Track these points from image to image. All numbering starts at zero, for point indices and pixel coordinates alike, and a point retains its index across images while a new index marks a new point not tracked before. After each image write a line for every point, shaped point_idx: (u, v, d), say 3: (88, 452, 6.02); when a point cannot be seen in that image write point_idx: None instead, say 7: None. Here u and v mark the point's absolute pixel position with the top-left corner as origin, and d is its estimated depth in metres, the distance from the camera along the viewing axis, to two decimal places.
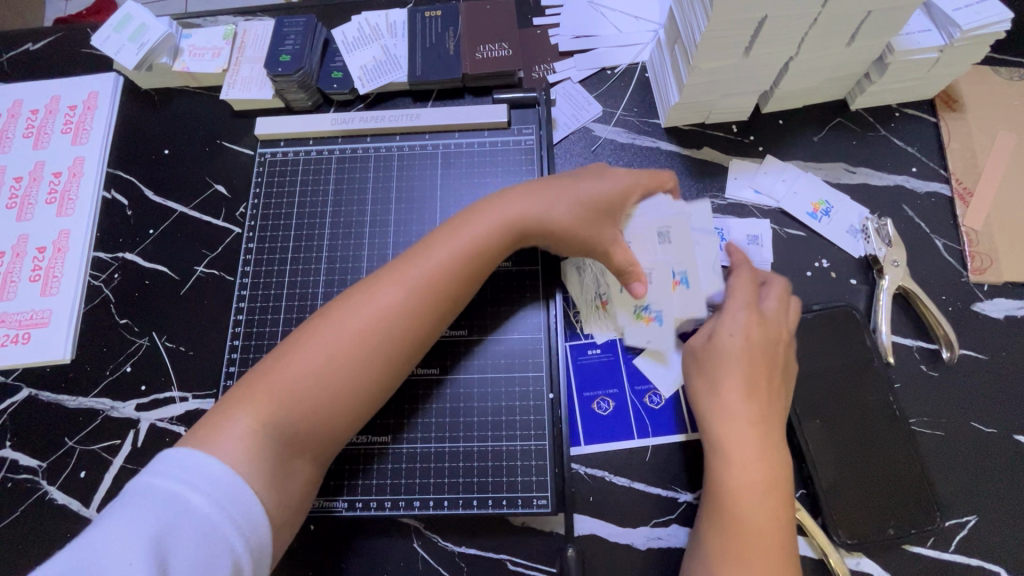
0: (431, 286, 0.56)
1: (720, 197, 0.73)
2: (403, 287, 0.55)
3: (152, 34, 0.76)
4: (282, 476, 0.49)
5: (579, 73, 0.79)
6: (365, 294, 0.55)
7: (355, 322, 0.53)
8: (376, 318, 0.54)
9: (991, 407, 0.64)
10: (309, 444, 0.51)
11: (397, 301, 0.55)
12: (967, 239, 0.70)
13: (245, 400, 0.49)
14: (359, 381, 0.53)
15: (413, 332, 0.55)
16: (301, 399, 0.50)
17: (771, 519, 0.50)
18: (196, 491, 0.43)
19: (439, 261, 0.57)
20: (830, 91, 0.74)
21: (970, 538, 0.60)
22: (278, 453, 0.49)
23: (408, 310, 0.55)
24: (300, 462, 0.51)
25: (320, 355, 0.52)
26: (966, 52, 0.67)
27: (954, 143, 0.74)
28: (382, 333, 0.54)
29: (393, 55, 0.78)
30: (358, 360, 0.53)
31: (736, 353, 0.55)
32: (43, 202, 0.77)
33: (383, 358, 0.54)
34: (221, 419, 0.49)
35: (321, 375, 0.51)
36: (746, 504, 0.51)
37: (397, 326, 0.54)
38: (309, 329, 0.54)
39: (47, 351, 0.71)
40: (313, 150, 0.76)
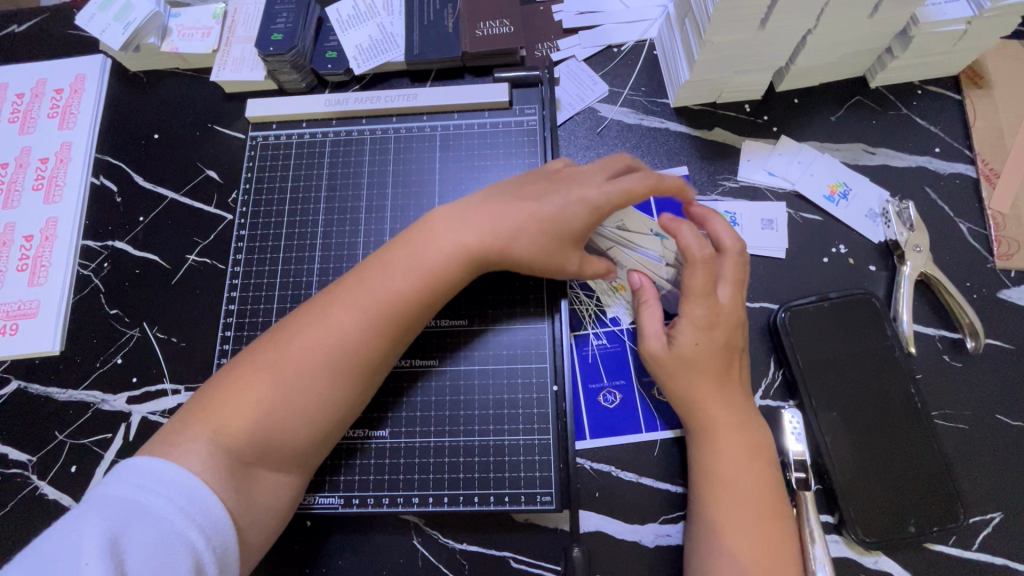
0: (389, 301, 0.54)
1: (732, 180, 0.70)
2: (360, 299, 0.54)
3: (138, 12, 0.73)
4: (246, 484, 0.50)
5: (584, 50, 0.76)
6: (322, 311, 0.53)
7: (307, 343, 0.52)
8: (327, 338, 0.52)
9: (1018, 399, 0.61)
10: (272, 459, 0.51)
11: (355, 317, 0.53)
12: (993, 223, 0.66)
13: (206, 414, 0.50)
14: (312, 403, 0.51)
15: (371, 351, 0.53)
16: (260, 421, 0.50)
17: (761, 496, 0.53)
18: (153, 494, 0.44)
19: (397, 275, 0.55)
20: (849, 67, 0.70)
21: (994, 536, 0.58)
22: (238, 463, 0.49)
23: (360, 330, 0.53)
24: (267, 466, 0.51)
25: (276, 376, 0.51)
26: (996, 24, 0.63)
27: (980, 122, 0.70)
28: (335, 358, 0.52)
29: (390, 33, 0.75)
30: (312, 383, 0.51)
31: (701, 348, 0.55)
32: (29, 189, 0.75)
33: (336, 379, 0.52)
34: (180, 434, 0.49)
35: (275, 398, 0.51)
36: (737, 489, 0.53)
37: (354, 344, 0.52)
38: (265, 346, 0.53)
39: (35, 342, 0.69)
40: (306, 133, 0.73)
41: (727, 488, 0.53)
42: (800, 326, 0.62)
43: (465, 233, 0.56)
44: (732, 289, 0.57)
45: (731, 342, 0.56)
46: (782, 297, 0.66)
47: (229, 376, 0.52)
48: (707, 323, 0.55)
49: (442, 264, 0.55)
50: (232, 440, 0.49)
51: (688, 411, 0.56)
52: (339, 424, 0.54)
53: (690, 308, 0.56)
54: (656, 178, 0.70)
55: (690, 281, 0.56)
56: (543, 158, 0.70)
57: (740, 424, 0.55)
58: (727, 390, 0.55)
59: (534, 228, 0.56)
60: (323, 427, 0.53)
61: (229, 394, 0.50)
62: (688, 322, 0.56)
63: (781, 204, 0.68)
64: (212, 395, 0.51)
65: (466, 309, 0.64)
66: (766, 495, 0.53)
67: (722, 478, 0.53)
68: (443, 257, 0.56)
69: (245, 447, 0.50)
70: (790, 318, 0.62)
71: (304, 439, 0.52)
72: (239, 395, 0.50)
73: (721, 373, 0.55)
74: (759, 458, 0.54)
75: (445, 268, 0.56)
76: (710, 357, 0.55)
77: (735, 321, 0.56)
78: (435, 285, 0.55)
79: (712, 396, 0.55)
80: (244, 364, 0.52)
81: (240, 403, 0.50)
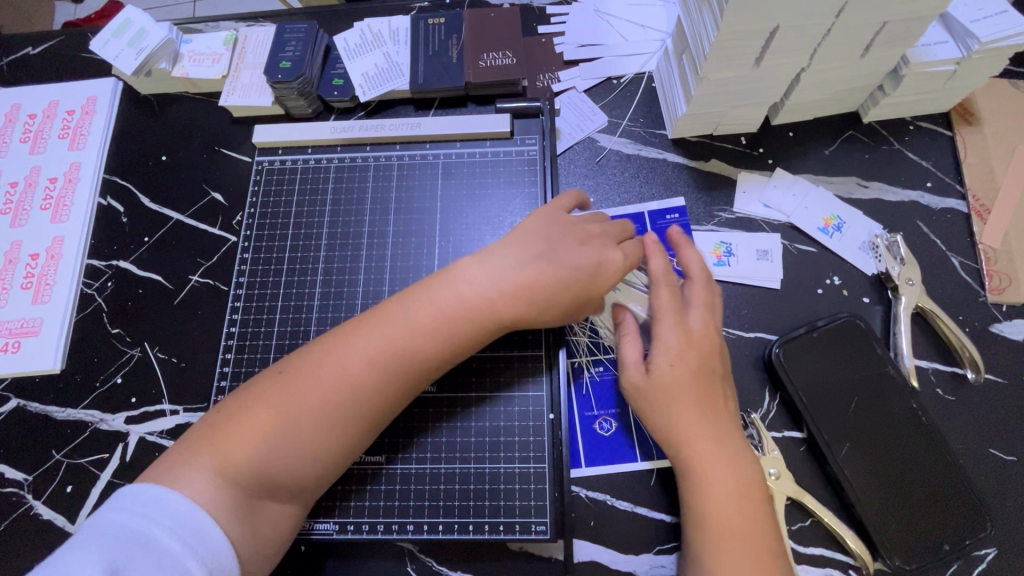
0: (406, 350, 0.54)
1: (728, 211, 0.71)
2: (374, 341, 0.54)
3: (151, 39, 0.75)
4: (251, 515, 0.50)
5: (585, 82, 0.78)
6: (335, 350, 0.54)
7: (318, 386, 0.52)
8: (338, 382, 0.53)
9: (1011, 433, 0.62)
10: (278, 493, 0.52)
11: (369, 361, 0.53)
12: (984, 257, 0.67)
13: (211, 445, 0.50)
14: (319, 446, 0.52)
15: (385, 395, 0.54)
16: (267, 456, 0.50)
17: (751, 522, 0.52)
18: (158, 526, 0.45)
19: (414, 320, 0.55)
20: (843, 103, 0.72)
21: (991, 571, 0.58)
22: (244, 496, 0.49)
23: (374, 377, 0.53)
24: (273, 499, 0.52)
25: (289, 414, 0.51)
26: (984, 65, 0.65)
27: (970, 158, 0.71)
28: (345, 403, 0.52)
29: (395, 62, 0.77)
30: (323, 425, 0.52)
31: (670, 377, 0.55)
32: (38, 208, 0.76)
33: (344, 423, 0.52)
34: (183, 464, 0.49)
35: (285, 436, 0.51)
36: (721, 518, 0.52)
37: (367, 388, 0.53)
38: (277, 381, 0.53)
39: (36, 360, 0.69)
40: (311, 158, 0.75)
41: (718, 529, 0.52)
42: (794, 360, 0.62)
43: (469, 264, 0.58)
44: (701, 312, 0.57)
45: (706, 364, 0.55)
46: (775, 328, 0.66)
47: (238, 409, 0.52)
48: (681, 349, 0.55)
49: (451, 300, 0.56)
50: (238, 474, 0.49)
51: (674, 446, 0.55)
52: (344, 465, 0.55)
53: (661, 332, 0.56)
54: (654, 209, 0.72)
55: (659, 301, 0.57)
56: (543, 186, 0.71)
57: (730, 460, 0.53)
58: (711, 416, 0.54)
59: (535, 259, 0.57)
60: (329, 468, 0.53)
61: (238, 428, 0.50)
62: (660, 348, 0.55)
63: (776, 236, 0.70)
64: (219, 425, 0.51)
65: None
66: (759, 529, 0.52)
67: (711, 518, 0.52)
68: (456, 296, 0.56)
69: (251, 480, 0.50)
70: (785, 353, 0.63)
71: (309, 478, 0.52)
72: (247, 430, 0.50)
73: (704, 407, 0.54)
74: (750, 490, 0.53)
75: (452, 302, 0.56)
76: (687, 390, 0.54)
77: (709, 347, 0.56)
78: (449, 327, 0.56)
79: (698, 431, 0.54)
80: (252, 398, 0.52)
81: (250, 438, 0.50)
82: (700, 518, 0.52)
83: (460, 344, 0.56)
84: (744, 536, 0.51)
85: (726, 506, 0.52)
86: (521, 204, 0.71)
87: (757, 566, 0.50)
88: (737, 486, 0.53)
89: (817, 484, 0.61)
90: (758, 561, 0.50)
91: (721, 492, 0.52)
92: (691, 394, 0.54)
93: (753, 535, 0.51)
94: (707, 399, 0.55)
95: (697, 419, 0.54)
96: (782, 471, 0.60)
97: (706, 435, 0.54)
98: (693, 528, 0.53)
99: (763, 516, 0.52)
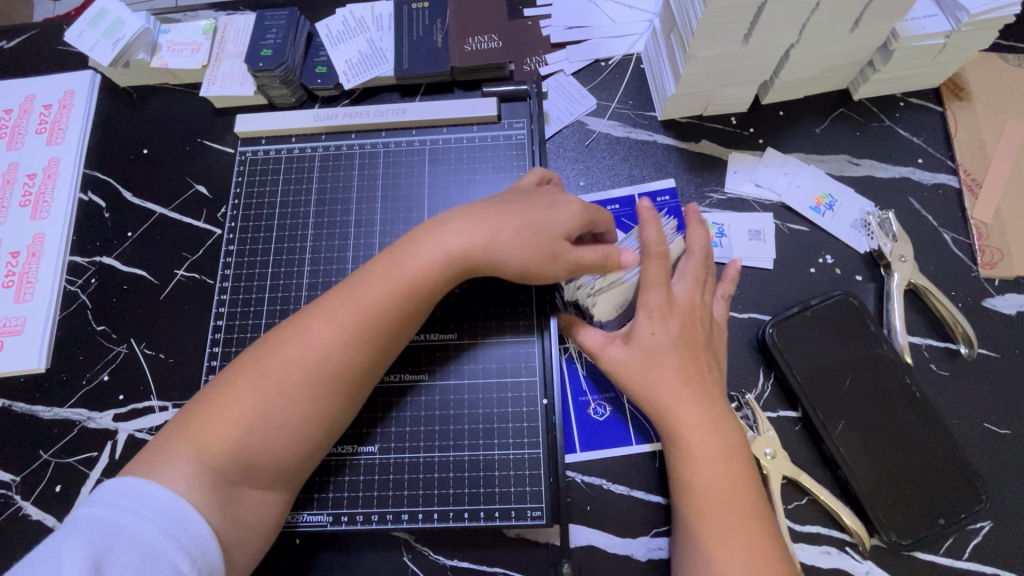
0: (367, 313, 0.53)
1: (719, 192, 0.71)
2: (339, 316, 0.53)
3: (128, 28, 0.73)
4: (233, 502, 0.49)
5: (572, 65, 0.77)
6: (301, 325, 0.53)
7: (284, 357, 0.52)
8: (303, 351, 0.52)
9: (1004, 407, 0.62)
10: (261, 475, 0.51)
11: (335, 334, 0.52)
12: (977, 233, 0.67)
13: (187, 430, 0.49)
14: (291, 416, 0.51)
15: (353, 368, 0.53)
16: (244, 440, 0.49)
17: (740, 497, 0.51)
18: (141, 519, 0.44)
19: (374, 288, 0.54)
20: (833, 80, 0.71)
21: (985, 545, 0.58)
22: (222, 483, 0.49)
23: (341, 343, 0.52)
24: (253, 484, 0.51)
25: (260, 395, 0.50)
26: (974, 37, 0.64)
27: (961, 134, 0.71)
28: (312, 371, 0.51)
29: (379, 48, 0.75)
30: (295, 401, 0.51)
31: (651, 347, 0.55)
32: (17, 205, 0.74)
33: (314, 390, 0.51)
34: (164, 454, 0.48)
35: (258, 417, 0.50)
36: (711, 494, 0.51)
37: (334, 363, 0.52)
38: (247, 365, 0.52)
39: (20, 360, 0.68)
40: (296, 148, 0.73)
41: (706, 493, 0.51)
42: (787, 339, 0.62)
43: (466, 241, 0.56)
44: (690, 280, 0.57)
45: (689, 331, 0.55)
46: (769, 308, 0.66)
47: (213, 396, 0.51)
48: (663, 314, 0.55)
49: (422, 276, 0.55)
50: (218, 462, 0.49)
51: (657, 414, 0.54)
52: (325, 441, 0.54)
53: (645, 298, 0.56)
54: (644, 191, 0.71)
55: (644, 271, 0.56)
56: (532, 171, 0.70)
57: (713, 426, 0.53)
58: (699, 390, 0.54)
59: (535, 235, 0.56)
60: (308, 444, 0.52)
61: (212, 412, 0.50)
62: (644, 312, 0.55)
63: (768, 215, 0.69)
64: (195, 413, 0.50)
65: (455, 323, 0.64)
66: (744, 491, 0.52)
67: (698, 484, 0.52)
68: (417, 262, 0.55)
69: (231, 463, 0.49)
70: (778, 332, 0.62)
71: (289, 454, 0.51)
72: (221, 415, 0.50)
73: (684, 370, 0.54)
74: (738, 463, 0.52)
75: (433, 282, 0.55)
76: (668, 353, 0.54)
77: (689, 313, 0.56)
78: (412, 292, 0.55)
79: (682, 406, 0.53)
80: (223, 383, 0.52)
81: (225, 422, 0.49)
82: (686, 485, 0.52)
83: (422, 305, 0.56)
84: (733, 500, 0.51)
85: (713, 470, 0.52)
86: None
87: (747, 540, 0.50)
88: (725, 450, 0.52)
89: (812, 462, 0.61)
90: (748, 532, 0.50)
91: (706, 456, 0.52)
92: (671, 356, 0.54)
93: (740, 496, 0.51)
94: (689, 362, 0.55)
95: (679, 388, 0.54)
96: (777, 450, 0.59)
97: (693, 408, 0.53)
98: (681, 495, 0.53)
99: (750, 479, 0.52)
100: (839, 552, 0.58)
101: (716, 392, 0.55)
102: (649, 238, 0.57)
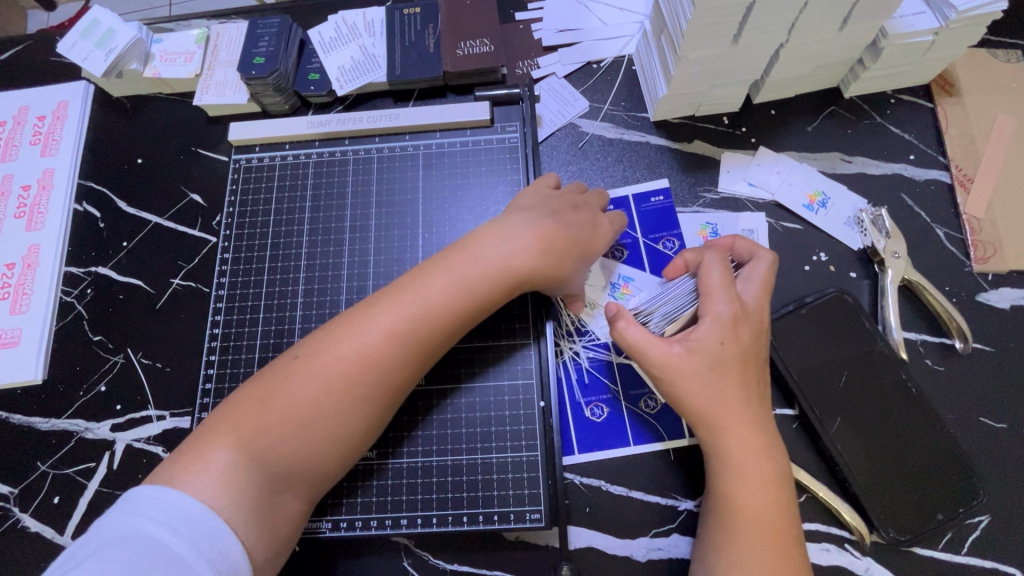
0: (424, 322, 0.53)
1: (712, 191, 0.71)
2: (389, 321, 0.53)
3: (121, 39, 0.73)
4: (270, 513, 0.49)
5: (564, 67, 0.77)
6: (355, 330, 0.53)
7: (339, 364, 0.51)
8: (359, 359, 0.52)
9: (1000, 401, 0.62)
10: (297, 481, 0.51)
11: (385, 340, 0.52)
12: (969, 228, 0.67)
13: (231, 433, 0.49)
14: (336, 425, 0.51)
15: (402, 376, 0.53)
16: (287, 444, 0.50)
17: (777, 508, 0.51)
18: (168, 532, 0.43)
19: (432, 298, 0.54)
20: (824, 78, 0.72)
21: (984, 539, 0.58)
22: (263, 491, 0.49)
23: (394, 354, 0.52)
24: (293, 493, 0.51)
25: (308, 398, 0.51)
26: (962, 34, 0.64)
27: (952, 129, 0.71)
28: (365, 380, 0.52)
29: (372, 54, 0.75)
30: (344, 406, 0.51)
31: (718, 356, 0.52)
32: (11, 216, 0.74)
33: (364, 401, 0.52)
34: (200, 455, 0.48)
35: (305, 420, 0.50)
36: (753, 504, 0.51)
37: (384, 370, 0.52)
38: (294, 366, 0.52)
39: (17, 371, 0.68)
40: (289, 155, 0.73)
41: (747, 503, 0.51)
42: (783, 338, 0.62)
43: (500, 247, 0.56)
44: (759, 288, 0.56)
45: (754, 343, 0.54)
46: None
47: (258, 399, 0.51)
48: (733, 321, 0.53)
49: (472, 282, 0.55)
50: (253, 468, 0.49)
51: (707, 427, 0.53)
52: (364, 447, 0.54)
53: (715, 303, 0.54)
54: (637, 192, 0.71)
55: (710, 276, 0.55)
56: (525, 174, 0.70)
57: (762, 438, 0.52)
58: (753, 404, 0.53)
59: (553, 237, 0.57)
60: (352, 449, 0.53)
61: (260, 416, 0.50)
62: (711, 318, 0.53)
63: (762, 214, 0.69)
64: (240, 412, 0.51)
65: None
66: (783, 504, 0.51)
67: (739, 497, 0.51)
68: (475, 269, 0.55)
69: (268, 470, 0.49)
70: (774, 331, 0.63)
71: (328, 463, 0.52)
72: (268, 416, 0.50)
73: (744, 385, 0.53)
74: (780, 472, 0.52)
75: (478, 290, 0.55)
76: (731, 366, 0.52)
77: (758, 321, 0.55)
78: (462, 303, 0.55)
79: (738, 417, 0.52)
80: (271, 383, 0.52)
81: (274, 424, 0.50)
82: (730, 494, 0.51)
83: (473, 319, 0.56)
84: (772, 515, 0.50)
85: (755, 483, 0.51)
86: (504, 192, 0.70)
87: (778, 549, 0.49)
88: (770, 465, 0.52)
89: (811, 460, 0.61)
90: (779, 540, 0.49)
91: (751, 470, 0.51)
92: (733, 370, 0.53)
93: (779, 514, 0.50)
94: (745, 377, 0.53)
95: (739, 401, 0.52)
96: None
97: (749, 419, 0.52)
98: (719, 509, 0.52)
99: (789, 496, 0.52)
100: (839, 549, 0.58)
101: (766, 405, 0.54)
102: (693, 260, 0.60)
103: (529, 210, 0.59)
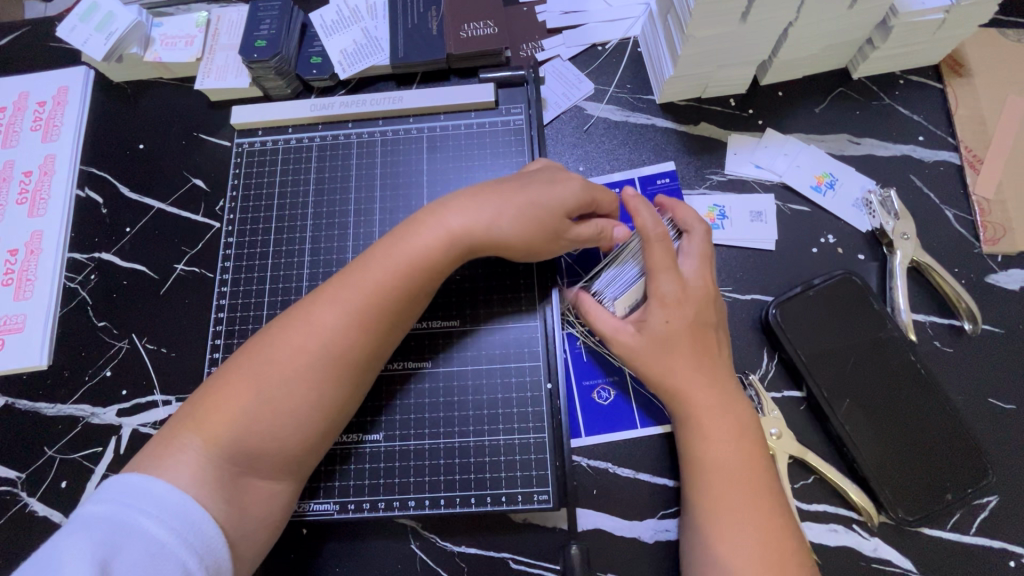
0: (372, 302, 0.53)
1: (719, 173, 0.70)
2: (342, 299, 0.53)
3: (121, 22, 0.73)
4: (235, 493, 0.49)
5: (569, 50, 0.76)
6: (306, 316, 0.53)
7: (290, 349, 0.51)
8: (308, 342, 0.52)
9: (1009, 381, 0.62)
10: (265, 463, 0.51)
11: (339, 319, 0.52)
12: (979, 209, 0.67)
13: (199, 422, 0.49)
14: (298, 407, 0.51)
15: (356, 354, 0.53)
16: (246, 429, 0.50)
17: (752, 473, 0.52)
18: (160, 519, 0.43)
19: (377, 276, 0.54)
20: (831, 59, 0.71)
21: (993, 519, 0.58)
22: (229, 473, 0.49)
23: (345, 335, 0.52)
24: (259, 475, 0.51)
25: (262, 379, 0.51)
26: (973, 13, 0.64)
27: (961, 110, 0.70)
28: (320, 362, 0.51)
29: (375, 37, 0.75)
30: (303, 391, 0.51)
31: (666, 333, 0.55)
32: (14, 202, 0.74)
33: (318, 381, 0.51)
34: (171, 442, 0.49)
35: (264, 405, 0.50)
36: (725, 470, 0.52)
37: (338, 349, 0.52)
38: (254, 351, 0.52)
39: (22, 357, 0.68)
40: (292, 138, 0.73)
41: (720, 471, 0.52)
42: (791, 320, 0.62)
43: (486, 225, 0.55)
44: (698, 266, 0.57)
45: (702, 314, 0.56)
46: (771, 290, 0.66)
47: (217, 387, 0.51)
48: (677, 300, 0.55)
49: (427, 255, 0.55)
50: (224, 450, 0.49)
51: (673, 396, 0.55)
52: (328, 431, 0.54)
53: (657, 287, 0.55)
54: (644, 174, 0.71)
55: (651, 258, 0.55)
56: (530, 157, 0.70)
57: (728, 405, 0.54)
58: (711, 371, 0.55)
59: (545, 214, 0.56)
60: (312, 430, 0.52)
61: (219, 403, 0.50)
62: (656, 300, 0.55)
63: (769, 196, 0.69)
64: (203, 399, 0.51)
65: (457, 309, 0.64)
66: (756, 468, 0.52)
67: (709, 465, 0.52)
68: (420, 241, 0.55)
69: (234, 452, 0.49)
70: (782, 313, 0.62)
71: (291, 444, 0.51)
72: (225, 402, 0.50)
73: (697, 352, 0.55)
74: (750, 434, 0.54)
75: (434, 263, 0.55)
76: (682, 338, 0.55)
77: (703, 296, 0.56)
78: (414, 272, 0.54)
79: (696, 382, 0.54)
80: (231, 367, 0.52)
81: (232, 410, 0.50)
82: (700, 464, 0.53)
83: (425, 295, 0.56)
84: (744, 480, 0.51)
85: (725, 450, 0.53)
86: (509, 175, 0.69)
87: (758, 514, 0.50)
88: (744, 437, 0.53)
89: (819, 442, 0.61)
90: (759, 505, 0.51)
91: (722, 436, 0.53)
92: (684, 340, 0.55)
93: (756, 478, 0.52)
94: (701, 347, 0.55)
95: (695, 369, 0.54)
96: (783, 430, 0.59)
97: (707, 385, 0.54)
98: (696, 480, 0.53)
99: (763, 459, 0.53)
100: (847, 529, 0.58)
101: (726, 368, 0.56)
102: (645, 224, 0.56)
103: (518, 186, 0.58)
